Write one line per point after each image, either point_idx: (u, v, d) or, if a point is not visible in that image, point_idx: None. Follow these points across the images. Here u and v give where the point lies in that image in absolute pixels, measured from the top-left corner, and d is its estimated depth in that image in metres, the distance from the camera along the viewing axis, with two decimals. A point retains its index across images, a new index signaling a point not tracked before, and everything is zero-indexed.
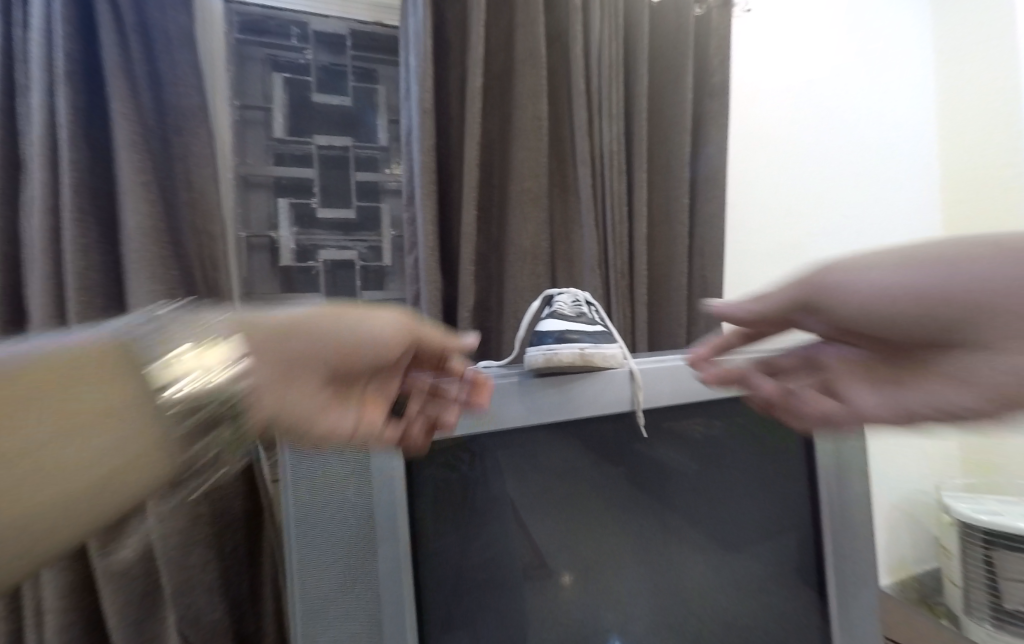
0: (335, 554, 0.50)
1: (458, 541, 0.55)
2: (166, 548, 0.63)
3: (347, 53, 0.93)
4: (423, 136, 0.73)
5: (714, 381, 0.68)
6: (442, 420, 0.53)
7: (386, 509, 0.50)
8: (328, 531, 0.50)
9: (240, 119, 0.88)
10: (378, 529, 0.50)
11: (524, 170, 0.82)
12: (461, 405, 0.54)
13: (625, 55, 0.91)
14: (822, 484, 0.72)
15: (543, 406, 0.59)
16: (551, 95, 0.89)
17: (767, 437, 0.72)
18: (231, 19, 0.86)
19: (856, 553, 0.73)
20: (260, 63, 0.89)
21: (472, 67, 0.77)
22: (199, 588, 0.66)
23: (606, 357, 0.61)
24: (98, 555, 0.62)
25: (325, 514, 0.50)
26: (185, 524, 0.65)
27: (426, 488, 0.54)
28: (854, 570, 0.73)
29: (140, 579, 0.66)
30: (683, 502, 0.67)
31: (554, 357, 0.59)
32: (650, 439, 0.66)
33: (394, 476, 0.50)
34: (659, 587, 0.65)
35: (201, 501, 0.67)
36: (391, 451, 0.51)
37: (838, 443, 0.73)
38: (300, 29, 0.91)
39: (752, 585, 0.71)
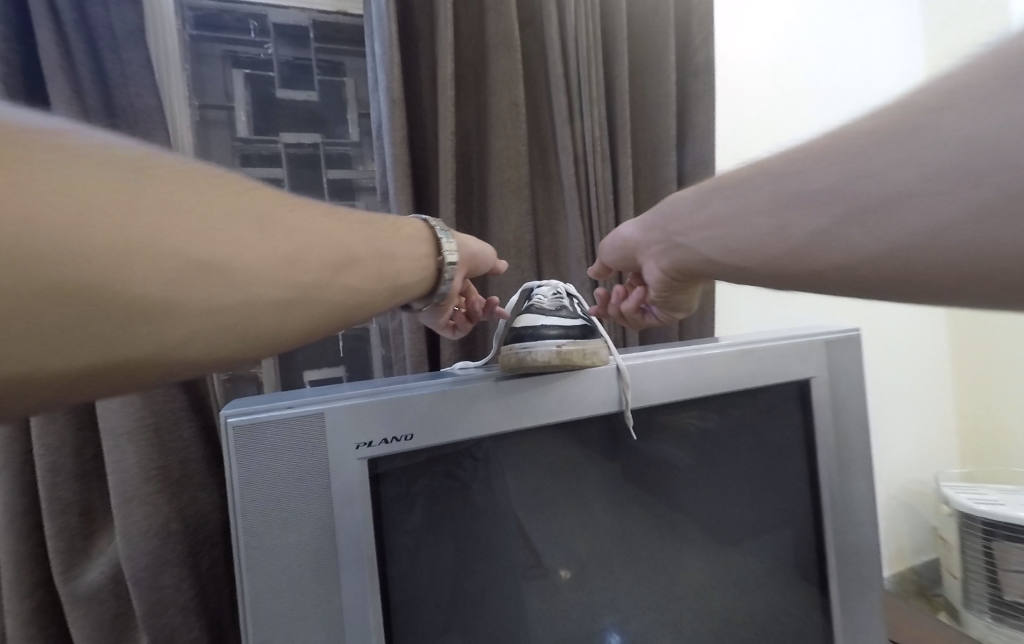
0: (291, 565, 0.46)
1: (431, 552, 0.53)
2: (135, 570, 0.64)
3: (310, 46, 0.92)
4: (394, 128, 0.70)
5: (710, 375, 0.66)
6: (411, 431, 0.51)
7: (350, 531, 0.48)
8: (284, 540, 0.46)
9: (201, 119, 0.86)
10: (342, 551, 0.48)
11: (504, 161, 0.80)
12: (431, 413, 0.52)
13: (604, 36, 0.88)
14: (823, 474, 0.72)
15: (521, 410, 0.56)
16: (528, 81, 0.86)
17: (767, 428, 0.72)
18: (183, 14, 0.84)
19: (858, 534, 0.74)
20: (218, 59, 0.87)
21: (442, 54, 0.74)
22: (171, 608, 0.66)
23: (584, 353, 0.58)
24: (64, 580, 0.64)
25: (281, 522, 0.46)
26: (156, 545, 0.66)
27: (421, 500, 0.53)
28: (855, 553, 0.73)
29: (111, 601, 0.68)
30: (686, 496, 0.66)
31: (530, 356, 0.56)
32: (646, 436, 0.64)
33: (356, 494, 0.48)
34: (657, 584, 0.64)
35: (171, 520, 0.68)
36: (353, 468, 0.48)
37: (841, 432, 0.74)
38: (259, 21, 0.89)
39: (750, 577, 0.70)
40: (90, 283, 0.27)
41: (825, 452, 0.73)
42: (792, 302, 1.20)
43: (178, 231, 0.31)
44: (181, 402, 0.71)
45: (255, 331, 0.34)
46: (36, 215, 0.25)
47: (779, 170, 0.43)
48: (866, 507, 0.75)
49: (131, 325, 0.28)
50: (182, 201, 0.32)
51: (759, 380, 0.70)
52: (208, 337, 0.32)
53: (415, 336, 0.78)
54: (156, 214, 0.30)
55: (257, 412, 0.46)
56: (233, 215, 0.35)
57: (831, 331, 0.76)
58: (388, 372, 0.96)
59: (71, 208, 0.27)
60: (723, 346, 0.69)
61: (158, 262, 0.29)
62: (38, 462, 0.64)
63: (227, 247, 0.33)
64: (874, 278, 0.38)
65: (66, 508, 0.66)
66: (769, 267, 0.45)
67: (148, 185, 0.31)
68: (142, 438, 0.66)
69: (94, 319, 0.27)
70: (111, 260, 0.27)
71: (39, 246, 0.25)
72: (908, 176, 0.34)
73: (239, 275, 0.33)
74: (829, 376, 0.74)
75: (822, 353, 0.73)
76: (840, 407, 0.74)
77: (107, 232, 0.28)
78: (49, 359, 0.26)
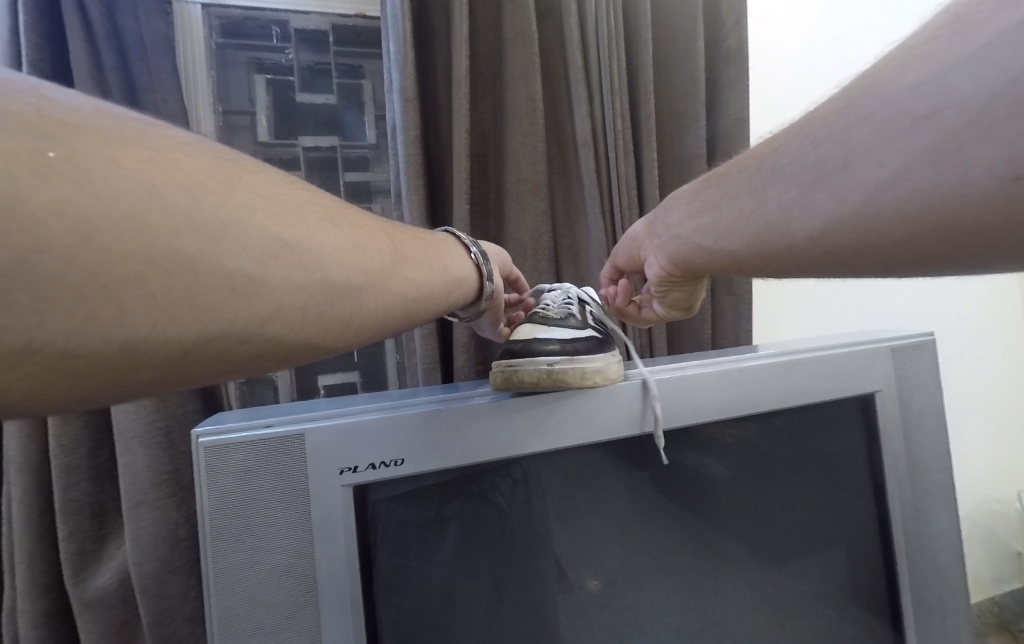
0: (268, 592, 0.44)
1: (450, 582, 0.51)
2: (142, 576, 0.65)
3: (329, 50, 0.95)
4: (408, 127, 0.71)
5: (753, 389, 0.62)
6: (401, 456, 0.49)
7: (331, 564, 0.46)
8: (258, 569, 0.44)
9: (225, 124, 0.91)
10: (319, 584, 0.46)
11: (521, 158, 0.79)
12: (423, 436, 0.50)
13: (626, 27, 0.86)
14: (892, 491, 0.66)
15: (520, 435, 0.53)
16: (546, 77, 0.85)
17: (828, 442, 0.66)
18: (210, 23, 0.89)
19: (927, 554, 0.67)
20: (243, 66, 0.92)
21: (457, 50, 0.75)
22: (179, 617, 0.67)
23: (581, 373, 0.55)
24: (73, 583, 0.65)
25: (256, 549, 0.44)
26: (164, 551, 0.66)
27: (453, 529, 0.51)
28: (922, 576, 0.66)
29: (118, 608, 0.68)
30: (725, 512, 0.61)
31: (515, 373, 0.54)
32: (676, 445, 0.60)
33: (340, 524, 0.47)
34: (695, 606, 0.59)
35: (179, 525, 0.68)
36: (335, 495, 0.47)
37: (910, 443, 0.68)
38: (281, 28, 0.93)
39: (795, 603, 0.63)
40: (189, 253, 0.28)
41: (897, 482, 0.66)
42: (838, 305, 1.12)
43: (265, 213, 0.32)
44: (193, 404, 0.72)
45: (336, 313, 0.34)
46: (150, 191, 0.27)
47: (795, 147, 0.40)
48: (936, 525, 0.67)
49: (225, 301, 0.29)
50: (266, 190, 0.34)
51: (811, 396, 0.64)
52: (295, 315, 0.32)
53: (427, 339, 0.77)
54: (247, 199, 0.32)
55: (233, 433, 0.45)
56: (305, 205, 0.35)
57: (903, 336, 0.70)
58: (403, 377, 0.96)
59: (177, 186, 0.29)
60: (770, 355, 0.64)
61: (246, 238, 0.30)
62: (52, 461, 0.65)
63: (304, 230, 0.34)
64: (940, 237, 0.33)
65: (78, 510, 0.67)
66: (794, 251, 0.41)
67: (240, 176, 0.33)
68: (153, 440, 0.68)
69: (191, 291, 0.28)
70: (207, 234, 0.29)
71: (149, 217, 0.27)
72: (967, 111, 0.30)
73: (315, 255, 0.34)
74: (898, 391, 0.68)
75: (888, 361, 0.68)
76: (911, 426, 0.68)
77: (205, 209, 0.29)
78: (152, 329, 0.27)
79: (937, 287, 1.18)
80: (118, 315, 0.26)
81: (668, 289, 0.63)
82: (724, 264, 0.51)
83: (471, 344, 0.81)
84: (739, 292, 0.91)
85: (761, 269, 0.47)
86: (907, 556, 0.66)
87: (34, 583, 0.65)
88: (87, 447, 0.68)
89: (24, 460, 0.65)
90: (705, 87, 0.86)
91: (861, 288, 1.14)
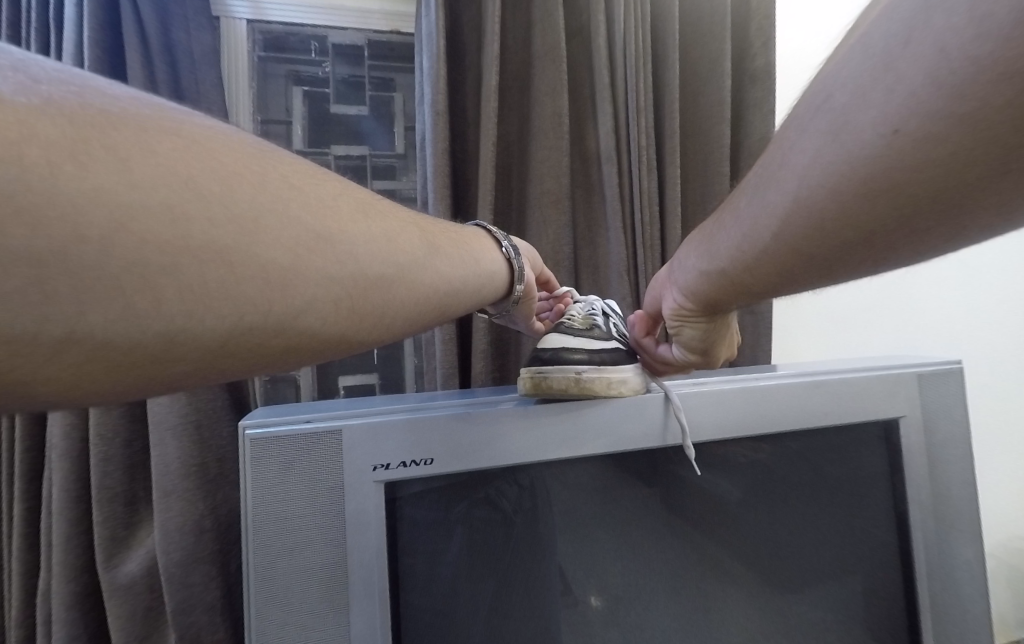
0: (300, 579, 0.46)
1: (457, 584, 0.52)
2: (168, 564, 0.67)
3: (364, 63, 0.98)
4: (436, 140, 0.73)
5: (773, 409, 0.61)
6: (432, 455, 0.50)
7: (362, 559, 0.48)
8: (292, 558, 0.46)
9: (263, 132, 0.95)
10: (352, 577, 0.47)
11: (545, 172, 0.80)
12: (451, 435, 0.51)
13: (654, 46, 0.87)
14: (912, 521, 0.64)
15: (544, 438, 0.54)
16: (572, 94, 0.87)
17: (846, 467, 0.65)
18: (254, 38, 0.93)
19: (949, 587, 0.65)
20: (282, 78, 0.96)
21: (487, 66, 0.76)
22: (199, 606, 0.69)
23: (608, 384, 0.56)
24: (104, 567, 0.68)
25: (291, 539, 0.46)
26: (188, 541, 0.69)
27: (461, 532, 0.52)
28: (944, 610, 0.64)
29: (144, 593, 0.70)
30: (736, 533, 0.61)
31: (545, 380, 0.56)
32: (687, 464, 0.60)
33: (371, 519, 0.48)
34: (700, 627, 0.59)
35: (204, 517, 0.71)
36: (368, 489, 0.48)
37: (934, 472, 0.66)
38: (319, 42, 0.97)
39: (810, 628, 0.62)
40: (222, 243, 0.29)
41: (920, 512, 0.65)
42: (861, 328, 1.10)
43: (298, 205, 0.33)
44: (221, 399, 0.76)
45: (366, 304, 0.36)
46: (184, 179, 0.28)
47: (755, 168, 0.42)
48: (960, 558, 0.65)
49: (262, 291, 0.30)
50: (300, 183, 0.35)
51: (833, 418, 0.63)
52: (329, 307, 0.33)
53: (446, 347, 0.78)
54: (281, 191, 0.33)
55: (278, 425, 0.47)
56: (337, 199, 0.36)
57: (930, 363, 0.69)
58: (420, 382, 0.98)
59: (211, 177, 0.30)
60: (791, 375, 0.64)
61: (281, 231, 0.32)
62: (90, 451, 0.69)
63: (337, 224, 0.35)
64: (884, 204, 0.32)
65: (112, 497, 0.70)
66: (771, 254, 0.40)
67: (274, 168, 0.34)
68: (183, 433, 0.70)
69: (227, 284, 0.29)
70: (243, 225, 0.30)
71: (186, 206, 0.28)
72: (847, 89, 0.32)
73: (348, 249, 0.35)
74: (923, 418, 0.67)
75: (914, 386, 0.67)
76: (936, 454, 0.67)
77: (240, 199, 0.30)
78: (189, 319, 0.28)
79: (969, 312, 1.15)
80: (156, 306, 0.27)
81: (680, 322, 0.60)
82: (732, 292, 0.49)
83: (489, 350, 0.82)
84: (759, 311, 0.90)
85: (761, 287, 0.45)
86: (927, 588, 0.64)
87: (68, 565, 0.68)
88: (123, 438, 0.71)
89: (63, 447, 0.68)
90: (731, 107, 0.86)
91: (885, 314, 1.11)
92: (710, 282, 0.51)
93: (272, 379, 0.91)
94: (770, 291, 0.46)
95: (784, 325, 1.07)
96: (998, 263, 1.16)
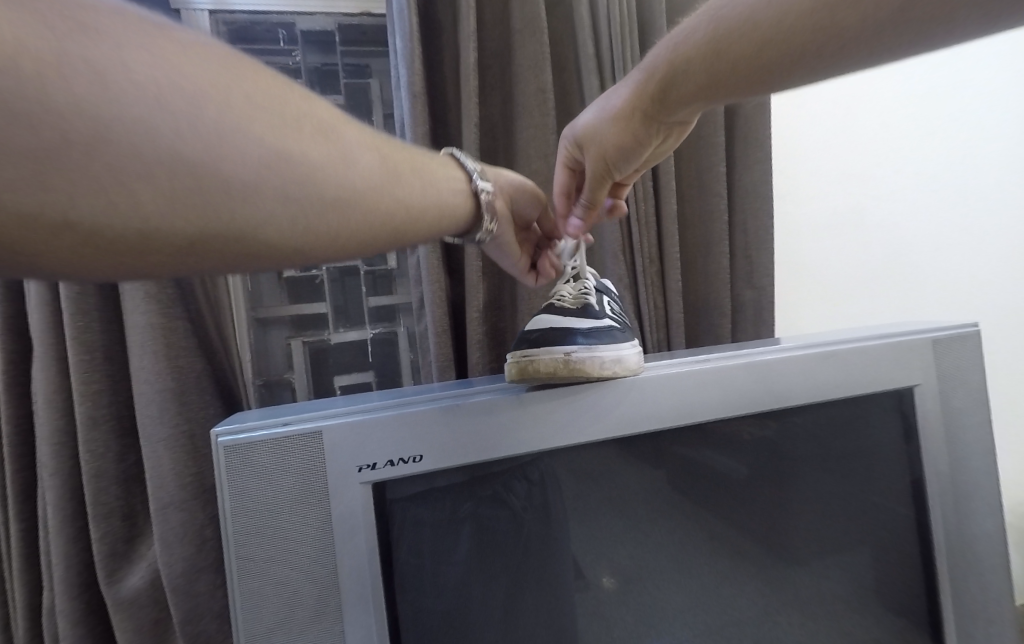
0: (292, 582, 0.46)
1: (466, 583, 0.51)
2: (172, 575, 0.67)
3: (336, 50, 0.95)
4: (416, 125, 0.71)
5: (780, 389, 0.59)
6: (419, 453, 0.49)
7: (353, 565, 0.47)
8: (280, 563, 0.46)
9: None
10: (343, 584, 0.47)
11: (532, 152, 0.78)
12: (438, 430, 0.50)
13: (640, 12, 0.83)
14: (929, 490, 0.63)
15: (538, 428, 0.53)
16: (556, 68, 0.83)
17: (859, 437, 0.63)
18: (218, 30, 0.90)
19: (969, 556, 0.63)
20: None
21: (464, 43, 0.73)
22: (207, 614, 0.69)
23: (599, 363, 0.54)
24: (107, 584, 0.67)
25: (278, 545, 0.46)
26: (191, 550, 0.69)
27: (467, 529, 0.51)
28: (963, 578, 0.63)
29: (150, 606, 0.70)
30: (747, 510, 0.59)
31: (532, 363, 0.54)
32: (695, 443, 0.58)
33: (359, 523, 0.48)
34: (712, 606, 0.58)
35: (205, 526, 0.71)
36: (354, 492, 0.47)
37: (951, 440, 0.64)
38: (287, 30, 0.93)
39: (822, 602, 0.61)
40: (192, 158, 0.29)
41: (937, 480, 0.63)
42: (867, 297, 1.07)
43: (262, 125, 0.32)
44: (215, 405, 0.75)
45: (324, 226, 0.36)
46: (158, 98, 0.28)
47: None
48: (979, 527, 0.64)
49: (223, 204, 0.31)
50: (262, 98, 0.33)
51: (843, 389, 0.61)
52: (288, 225, 0.34)
53: (441, 339, 0.76)
54: (245, 108, 0.32)
55: (251, 432, 0.46)
56: (302, 112, 0.35)
57: (944, 328, 0.66)
58: (416, 376, 0.97)
59: (180, 93, 0.29)
60: (799, 347, 0.62)
61: (245, 151, 0.31)
62: (84, 467, 0.68)
63: (298, 140, 0.34)
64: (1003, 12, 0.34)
65: (111, 512, 0.69)
66: (785, 15, 0.40)
67: (241, 77, 0.32)
68: (176, 442, 0.70)
69: (196, 193, 0.30)
70: (209, 143, 0.30)
71: (155, 119, 0.28)
72: None
73: (310, 167, 0.35)
74: (939, 386, 0.64)
75: (929, 351, 0.64)
76: (953, 422, 0.64)
77: (207, 118, 0.30)
78: (162, 221, 0.29)
79: (985, 271, 1.10)
80: (133, 205, 0.28)
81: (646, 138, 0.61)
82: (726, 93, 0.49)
83: (484, 340, 0.80)
84: (760, 283, 0.88)
85: (730, 85, 0.47)
86: (945, 557, 0.63)
87: (71, 584, 0.67)
88: (115, 452, 0.70)
89: (56, 463, 0.67)
90: None
91: (894, 282, 1.08)
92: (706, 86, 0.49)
93: (266, 381, 0.91)
94: (738, 89, 0.47)
95: (786, 298, 1.04)
96: (1013, 219, 1.11)
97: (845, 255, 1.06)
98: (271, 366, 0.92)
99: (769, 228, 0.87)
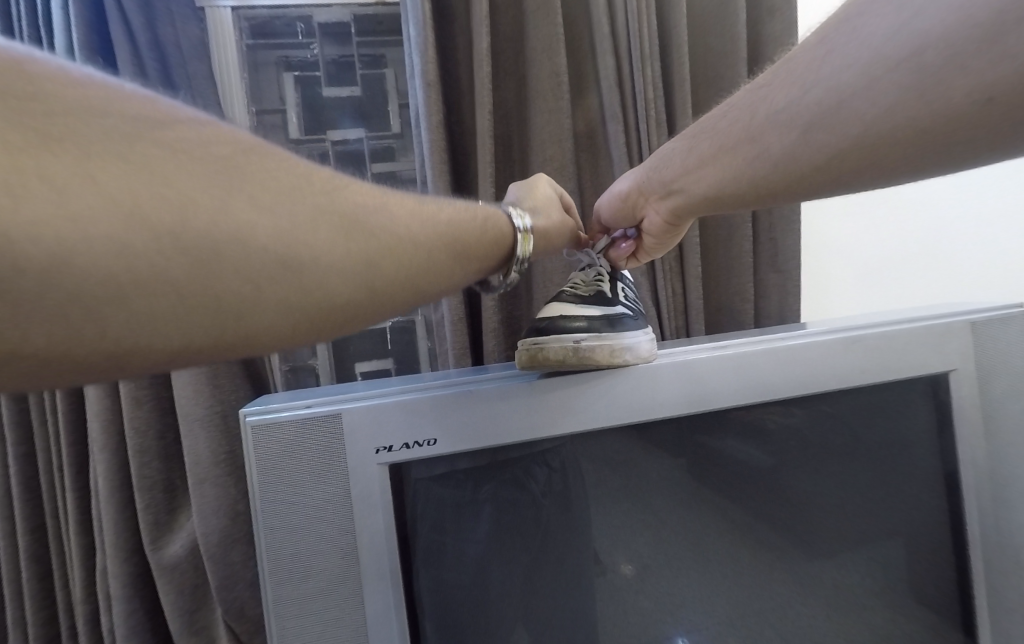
0: (314, 576, 0.49)
1: (485, 563, 0.53)
2: (210, 544, 0.73)
3: (352, 41, 0.97)
4: (429, 114, 0.72)
5: (803, 374, 0.58)
6: (434, 437, 0.51)
7: (373, 543, 0.50)
8: (302, 555, 0.48)
9: (258, 122, 0.96)
10: (365, 558, 0.49)
11: (546, 136, 0.77)
12: (451, 413, 0.51)
13: None
14: (964, 482, 0.60)
15: (550, 413, 0.53)
16: (570, 49, 0.82)
17: (892, 426, 0.61)
18: (240, 26, 0.92)
19: (1005, 550, 0.61)
20: (272, 66, 0.96)
21: (477, 29, 0.73)
22: (241, 584, 0.74)
23: (609, 350, 0.54)
24: (153, 549, 0.73)
25: (299, 541, 0.48)
26: (226, 522, 0.74)
27: (486, 509, 0.53)
28: (999, 574, 0.61)
29: (190, 571, 0.75)
30: (770, 498, 0.58)
31: (542, 351, 0.55)
32: (715, 430, 0.58)
33: (378, 501, 0.50)
34: (729, 596, 0.58)
35: (239, 501, 0.76)
36: (371, 472, 0.50)
37: (989, 429, 0.61)
38: (305, 23, 0.96)
39: (843, 595, 0.60)
40: (175, 277, 0.27)
41: (973, 473, 0.60)
42: (904, 280, 1.03)
43: (265, 229, 0.30)
44: (244, 389, 0.79)
45: (329, 326, 0.35)
46: (129, 217, 0.26)
47: (773, 109, 0.44)
48: (1015, 519, 0.62)
49: (213, 320, 0.29)
50: (270, 201, 0.31)
51: (872, 374, 0.59)
52: (286, 330, 0.33)
53: (456, 324, 0.78)
54: (243, 216, 0.30)
55: (277, 413, 0.49)
56: (318, 213, 0.33)
57: (984, 309, 0.63)
58: (434, 364, 0.99)
59: (163, 205, 0.27)
60: (823, 331, 0.60)
61: (243, 262, 0.30)
62: (129, 443, 0.73)
63: (309, 245, 0.32)
64: (868, 168, 0.41)
65: (153, 486, 0.75)
66: (772, 158, 0.45)
67: (245, 179, 0.31)
68: (210, 423, 0.75)
69: (177, 312, 0.28)
70: (199, 260, 0.28)
71: (129, 241, 0.26)
72: (884, 79, 0.37)
73: (320, 275, 0.33)
74: (977, 373, 0.61)
75: (967, 334, 0.61)
76: (991, 409, 0.62)
77: (193, 231, 0.28)
78: (140, 341, 0.28)
79: None
80: (105, 331, 0.26)
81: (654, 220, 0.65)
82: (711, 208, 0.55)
83: (499, 328, 0.82)
84: (783, 267, 0.86)
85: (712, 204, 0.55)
86: (980, 551, 0.60)
87: (120, 549, 0.73)
88: (156, 429, 0.76)
89: (105, 439, 0.73)
90: (745, 60, 0.85)
91: (939, 263, 1.02)
92: (694, 198, 0.56)
93: (292, 366, 0.95)
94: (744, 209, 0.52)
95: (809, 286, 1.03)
96: None
97: (874, 238, 1.03)
98: (296, 354, 0.96)
99: (795, 209, 0.84)
